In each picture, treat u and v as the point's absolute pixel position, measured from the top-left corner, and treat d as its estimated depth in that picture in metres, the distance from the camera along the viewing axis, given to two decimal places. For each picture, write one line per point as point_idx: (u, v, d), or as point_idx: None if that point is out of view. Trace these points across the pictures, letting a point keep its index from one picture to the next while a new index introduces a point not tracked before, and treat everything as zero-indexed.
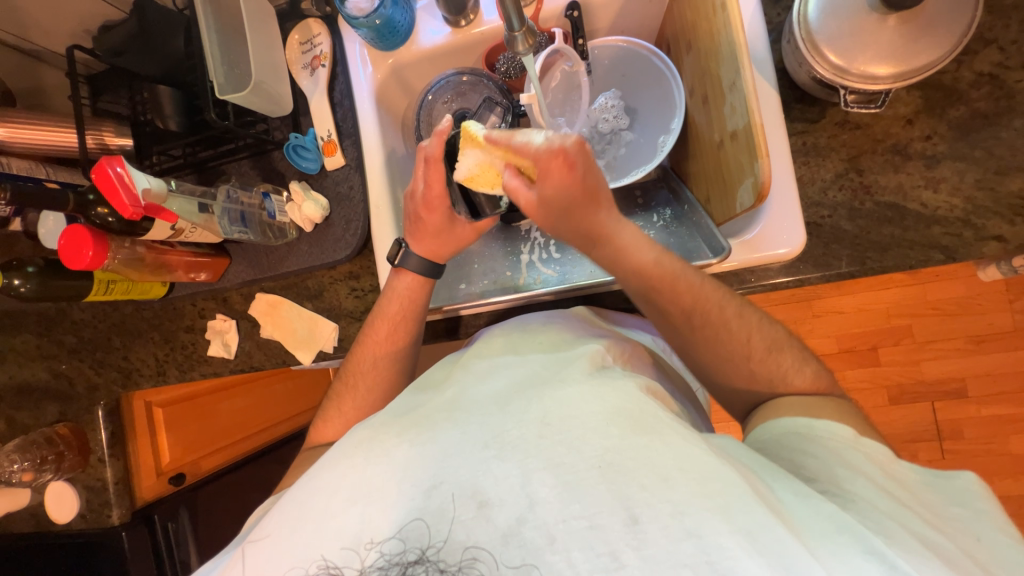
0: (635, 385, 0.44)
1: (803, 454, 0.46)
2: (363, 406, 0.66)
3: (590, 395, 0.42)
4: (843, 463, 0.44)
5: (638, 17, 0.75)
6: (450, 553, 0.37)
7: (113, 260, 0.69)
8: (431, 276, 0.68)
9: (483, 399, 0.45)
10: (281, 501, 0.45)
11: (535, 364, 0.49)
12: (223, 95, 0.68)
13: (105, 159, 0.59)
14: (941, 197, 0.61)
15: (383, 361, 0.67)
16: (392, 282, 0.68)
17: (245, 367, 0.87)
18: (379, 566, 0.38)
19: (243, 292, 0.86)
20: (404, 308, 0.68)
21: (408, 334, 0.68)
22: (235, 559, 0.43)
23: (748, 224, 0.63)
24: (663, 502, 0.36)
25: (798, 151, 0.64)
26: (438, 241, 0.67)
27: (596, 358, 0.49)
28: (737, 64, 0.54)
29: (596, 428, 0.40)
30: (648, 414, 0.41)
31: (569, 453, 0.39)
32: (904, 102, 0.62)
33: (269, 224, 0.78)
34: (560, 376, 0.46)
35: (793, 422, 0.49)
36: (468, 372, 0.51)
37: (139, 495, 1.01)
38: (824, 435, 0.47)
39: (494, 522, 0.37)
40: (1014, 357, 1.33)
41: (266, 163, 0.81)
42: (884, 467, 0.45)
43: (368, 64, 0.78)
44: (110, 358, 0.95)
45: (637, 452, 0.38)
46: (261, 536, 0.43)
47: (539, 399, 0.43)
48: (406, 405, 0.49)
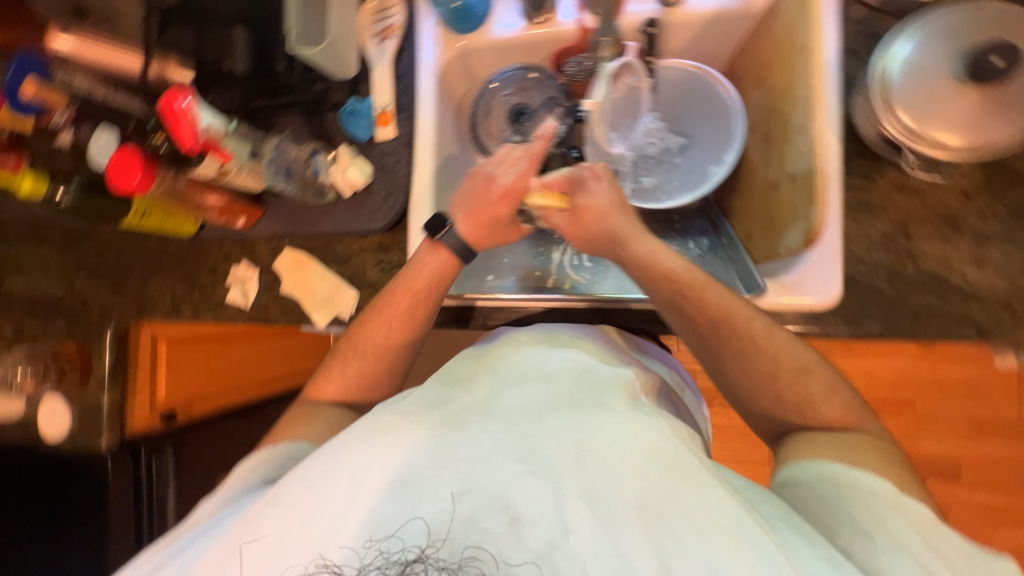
0: (664, 422, 0.46)
1: (839, 510, 0.45)
2: (369, 369, 0.67)
3: (631, 429, 0.43)
4: (884, 529, 0.43)
5: (710, 46, 0.76)
6: (450, 551, 0.36)
7: (157, 190, 0.71)
8: (460, 258, 0.68)
9: (516, 408, 0.44)
10: (292, 474, 0.44)
11: (568, 383, 0.49)
12: (295, 48, 0.70)
13: (175, 89, 0.62)
14: (986, 276, 0.60)
15: (396, 332, 0.67)
16: (421, 256, 0.68)
17: (259, 318, 0.87)
18: (379, 565, 0.37)
19: (271, 246, 0.87)
20: (428, 284, 0.67)
21: (425, 310, 0.67)
22: (240, 531, 0.42)
23: (787, 267, 0.63)
24: (698, 558, 0.36)
25: (850, 205, 0.64)
26: (485, 227, 0.67)
27: (628, 391, 0.50)
28: (811, 113, 0.59)
29: (635, 466, 0.40)
30: (684, 458, 0.41)
31: (607, 487, 0.38)
32: (965, 176, 0.61)
33: (310, 182, 0.80)
34: (596, 402, 0.46)
35: (828, 469, 0.49)
36: (494, 376, 0.51)
37: (130, 427, 1.02)
38: (864, 491, 0.46)
39: (525, 544, 0.36)
40: (1013, 449, 1.32)
41: (317, 122, 0.82)
42: (926, 537, 0.43)
43: (437, 44, 0.79)
44: (128, 286, 0.96)
45: (671, 498, 0.38)
46: (267, 511, 0.41)
47: (575, 420, 0.43)
48: (433, 397, 0.48)
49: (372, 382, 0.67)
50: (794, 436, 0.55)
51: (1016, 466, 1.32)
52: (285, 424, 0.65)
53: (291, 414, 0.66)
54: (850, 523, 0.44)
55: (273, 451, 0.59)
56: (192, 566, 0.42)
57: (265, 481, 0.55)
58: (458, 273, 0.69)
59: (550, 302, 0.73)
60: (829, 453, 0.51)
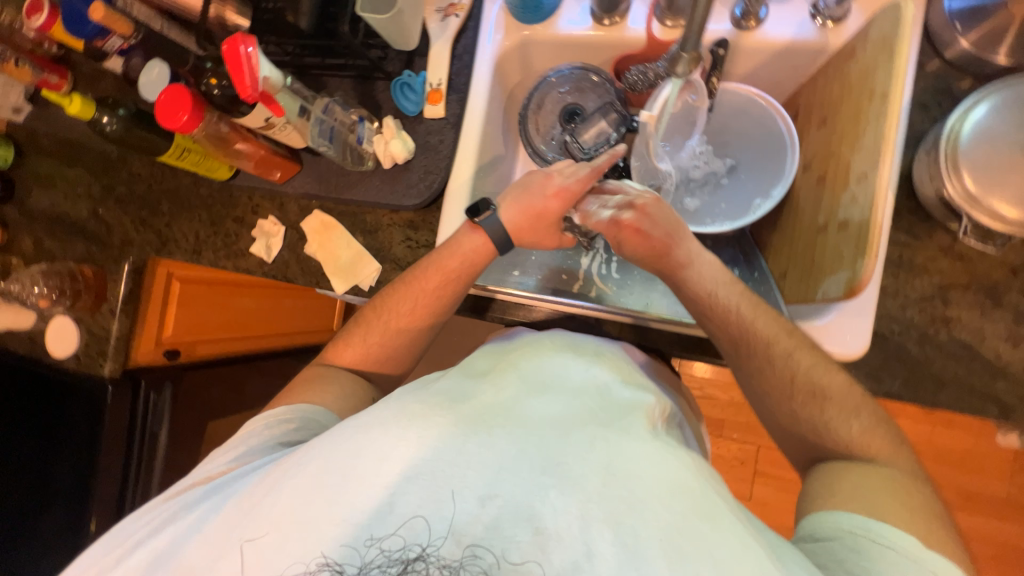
0: (688, 456, 0.46)
1: (861, 568, 0.42)
2: (388, 339, 0.68)
3: (656, 460, 0.43)
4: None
5: (774, 76, 0.74)
6: (451, 549, 0.39)
7: (201, 132, 0.69)
8: (499, 248, 0.68)
9: (543, 418, 0.47)
10: (305, 450, 0.46)
11: (592, 400, 0.50)
12: (362, 11, 0.69)
13: (240, 35, 0.59)
14: (1018, 355, 0.59)
15: (422, 308, 0.68)
16: (460, 238, 0.68)
17: (278, 275, 0.87)
18: (378, 563, 0.39)
19: (301, 205, 0.87)
20: (461, 267, 0.67)
21: (452, 294, 0.68)
22: (247, 509, 0.44)
23: (820, 311, 0.62)
24: None
25: (892, 261, 0.63)
26: (528, 219, 0.69)
27: (648, 419, 0.50)
28: (876, 158, 0.53)
29: (663, 499, 0.40)
30: (709, 498, 0.42)
31: (631, 515, 0.39)
32: (1016, 251, 0.60)
33: (352, 148, 0.78)
34: (623, 425, 0.47)
35: (854, 524, 0.45)
36: (519, 380, 0.52)
37: (133, 357, 1.02)
38: (883, 546, 0.43)
39: (546, 555, 0.38)
40: (998, 527, 1.32)
41: (367, 89, 0.82)
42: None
43: (500, 30, 0.78)
44: (153, 221, 0.96)
45: (698, 540, 0.38)
46: (285, 485, 0.44)
47: (599, 441, 0.44)
48: (459, 392, 0.50)
49: (389, 351, 0.69)
50: (819, 476, 0.52)
51: (998, 543, 1.32)
52: (299, 385, 0.66)
53: (307, 374, 0.68)
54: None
55: (285, 411, 0.60)
56: (199, 531, 0.45)
57: (279, 443, 0.56)
58: (491, 260, 0.69)
59: (573, 308, 0.73)
60: (852, 500, 0.48)
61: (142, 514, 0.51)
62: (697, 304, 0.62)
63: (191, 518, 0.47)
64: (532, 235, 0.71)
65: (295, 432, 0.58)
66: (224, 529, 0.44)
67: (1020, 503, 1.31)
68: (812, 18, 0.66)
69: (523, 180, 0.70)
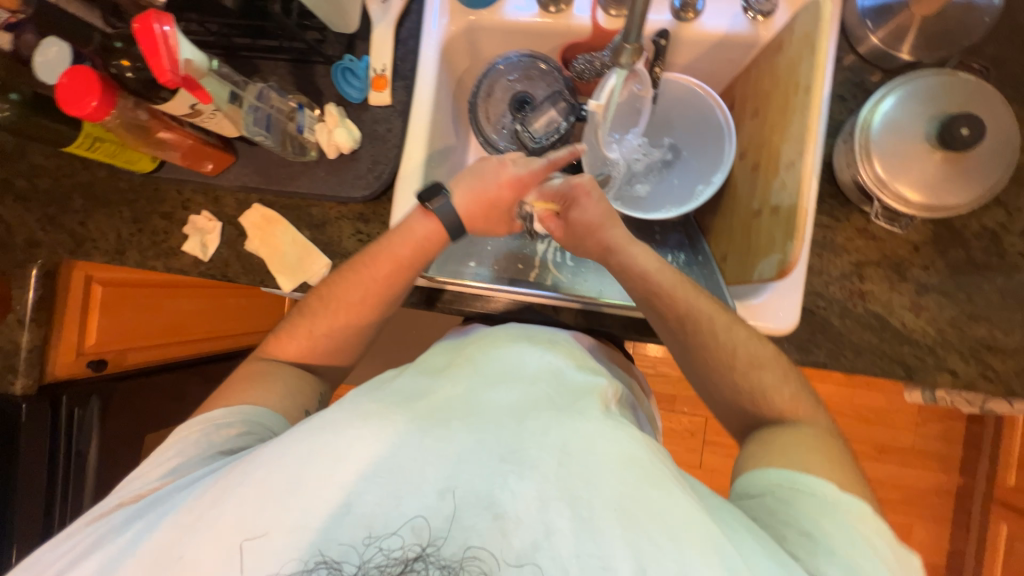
0: (637, 430, 0.49)
1: (783, 512, 0.47)
2: (339, 330, 0.68)
3: (605, 436, 0.46)
4: (825, 533, 0.44)
5: (712, 67, 0.77)
6: (450, 551, 0.39)
7: (114, 120, 0.62)
8: (449, 234, 0.67)
9: (498, 408, 0.48)
10: (257, 457, 0.45)
11: (547, 387, 0.52)
12: None
13: (153, 11, 0.53)
14: (920, 322, 0.67)
15: (371, 296, 0.67)
16: (408, 221, 0.67)
17: (216, 274, 0.81)
18: (378, 563, 0.39)
19: (239, 198, 0.81)
20: (410, 253, 0.66)
21: (401, 280, 0.67)
22: (233, 515, 0.41)
23: (754, 291, 0.66)
24: (669, 561, 0.38)
25: (817, 242, 0.69)
26: (479, 207, 0.68)
27: (602, 399, 0.52)
28: (801, 147, 0.57)
29: (614, 472, 0.42)
30: (656, 467, 0.44)
31: (586, 489, 0.41)
32: (917, 230, 0.67)
33: (292, 137, 0.74)
34: (575, 407, 0.49)
35: (777, 475, 0.50)
36: (477, 372, 0.54)
37: (51, 371, 0.93)
38: (804, 491, 0.48)
39: (509, 538, 0.39)
40: (905, 472, 1.51)
41: (306, 75, 0.77)
42: (866, 544, 0.44)
43: (445, 15, 0.76)
44: (64, 218, 0.86)
45: (649, 504, 0.41)
46: (234, 493, 0.42)
47: (555, 425, 0.46)
48: (412, 390, 0.51)
49: (336, 341, 0.68)
50: (753, 443, 0.57)
51: (905, 486, 1.52)
52: (241, 381, 0.64)
53: (248, 369, 0.66)
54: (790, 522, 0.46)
55: (224, 414, 0.58)
56: (136, 550, 0.43)
57: (220, 452, 0.54)
58: (444, 247, 0.69)
59: (528, 297, 0.74)
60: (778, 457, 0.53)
61: (71, 536, 0.48)
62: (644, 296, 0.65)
63: (134, 536, 0.44)
64: (485, 223, 0.70)
65: (238, 438, 0.56)
66: (217, 532, 0.41)
67: (922, 450, 1.51)
68: (744, 12, 0.69)
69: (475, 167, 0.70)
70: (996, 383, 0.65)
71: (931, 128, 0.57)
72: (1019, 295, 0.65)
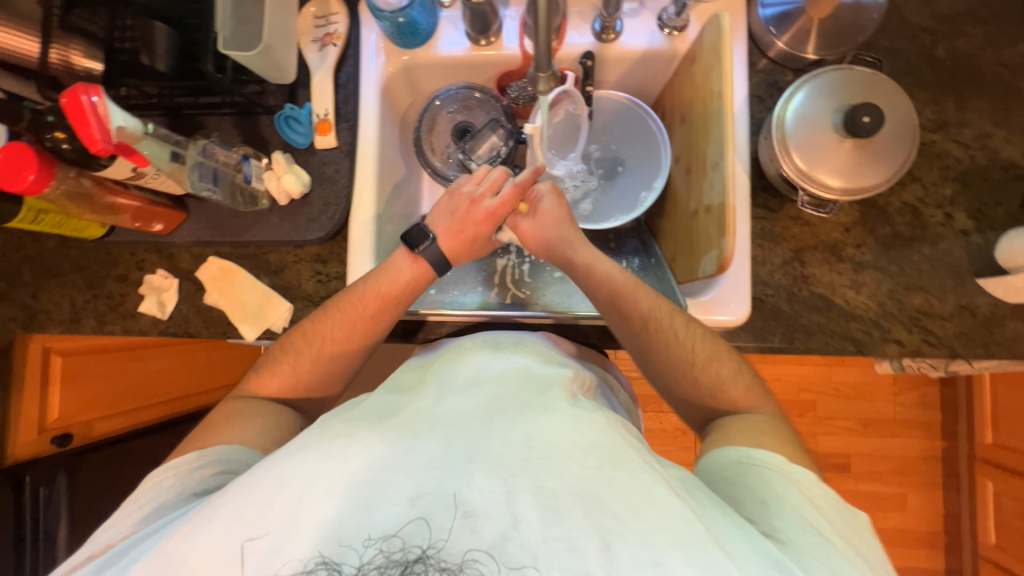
0: (602, 418, 0.50)
1: (743, 487, 0.51)
2: (319, 366, 0.67)
3: (570, 426, 0.47)
4: (778, 500, 0.48)
5: (640, 80, 0.82)
6: (451, 553, 0.40)
7: (55, 190, 0.63)
8: (436, 271, 0.70)
9: (460, 415, 0.49)
10: (227, 491, 0.46)
11: (514, 385, 0.54)
12: (226, 50, 0.66)
13: (80, 84, 0.54)
14: (861, 298, 0.70)
15: (355, 330, 0.67)
16: (395, 259, 0.69)
17: (177, 331, 0.80)
18: (377, 563, 0.40)
19: (194, 252, 0.81)
20: (398, 288, 0.68)
21: (390, 314, 0.68)
22: (231, 518, 0.43)
23: (705, 288, 0.70)
24: (632, 534, 0.40)
25: (756, 234, 0.72)
26: (460, 242, 0.70)
27: (567, 389, 0.54)
28: (722, 150, 0.61)
29: (577, 457, 0.44)
30: (619, 450, 0.46)
31: (552, 479, 0.43)
32: (845, 212, 0.71)
33: (241, 188, 0.75)
34: (540, 401, 0.51)
35: (735, 453, 0.54)
36: (439, 388, 0.54)
37: (10, 453, 0.91)
38: (761, 465, 0.52)
39: (478, 533, 0.40)
40: (891, 443, 1.55)
41: (250, 126, 0.78)
42: (809, 503, 0.48)
43: (381, 56, 0.79)
44: (14, 293, 0.84)
45: (611, 484, 0.43)
46: (202, 525, 0.43)
47: (521, 422, 0.47)
48: (386, 406, 0.53)
49: (314, 375, 0.68)
50: (715, 431, 0.60)
51: (893, 456, 1.56)
52: (221, 420, 0.62)
53: (227, 409, 0.64)
54: (750, 495, 0.49)
55: (198, 458, 0.56)
56: None
57: (194, 494, 0.53)
58: (429, 283, 0.71)
59: (493, 317, 0.75)
60: (740, 437, 0.56)
61: None
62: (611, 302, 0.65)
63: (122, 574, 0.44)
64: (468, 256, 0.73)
65: (216, 478, 0.55)
66: (212, 552, 0.42)
67: (905, 419, 1.55)
68: (660, 29, 0.74)
69: (447, 202, 0.71)
70: (939, 347, 0.69)
71: (838, 118, 0.62)
72: (946, 262, 0.70)
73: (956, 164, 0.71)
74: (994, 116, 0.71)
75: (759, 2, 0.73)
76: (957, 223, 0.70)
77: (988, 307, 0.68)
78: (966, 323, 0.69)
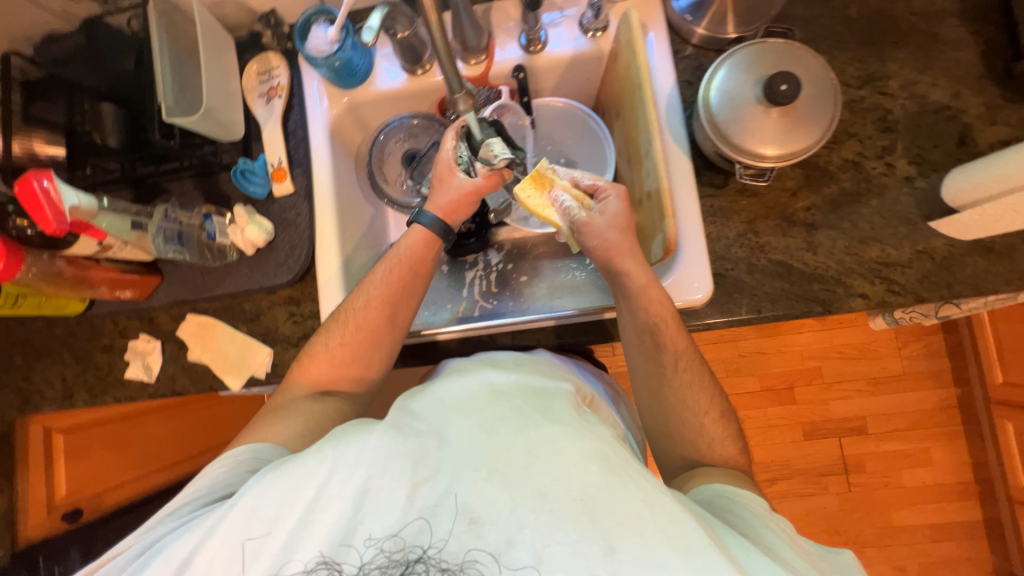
0: (605, 430, 0.50)
1: (735, 512, 0.52)
2: (364, 345, 0.67)
3: (573, 435, 0.47)
4: (767, 524, 0.51)
5: (577, 85, 0.85)
6: (451, 554, 0.43)
7: (27, 274, 0.66)
8: (438, 235, 0.72)
9: (461, 430, 0.49)
10: (246, 486, 0.49)
11: (513, 391, 0.53)
12: (170, 117, 0.70)
13: (31, 171, 0.58)
14: (820, 259, 0.71)
15: (378, 299, 0.68)
16: (405, 234, 0.72)
17: (166, 392, 0.82)
18: (378, 563, 0.44)
19: (173, 313, 0.83)
20: (414, 256, 0.70)
21: (412, 281, 0.70)
22: (247, 517, 0.46)
23: (664, 272, 0.71)
24: (635, 537, 0.41)
25: (707, 212, 0.74)
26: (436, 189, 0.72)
27: (572, 400, 0.55)
28: (650, 135, 0.64)
29: (578, 465, 0.45)
30: (622, 458, 0.46)
31: (556, 486, 0.44)
32: (789, 177, 0.73)
33: (208, 245, 0.77)
34: (547, 411, 0.50)
35: (722, 486, 0.56)
36: (435, 402, 0.54)
37: (22, 534, 0.94)
38: (746, 497, 0.54)
39: (483, 538, 0.43)
40: (905, 398, 1.53)
41: (211, 184, 0.81)
42: (792, 538, 0.50)
43: (324, 98, 0.82)
44: (7, 378, 0.86)
45: (614, 493, 0.43)
46: (214, 533, 0.46)
47: (523, 434, 0.47)
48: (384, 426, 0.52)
49: (353, 355, 0.67)
50: (699, 470, 0.61)
51: (909, 411, 1.53)
52: (262, 417, 0.64)
53: (273, 402, 0.66)
54: (741, 518, 0.51)
55: (246, 453, 0.58)
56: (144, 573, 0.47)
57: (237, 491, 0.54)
58: (439, 249, 0.73)
59: (468, 331, 0.76)
60: (721, 476, 0.59)
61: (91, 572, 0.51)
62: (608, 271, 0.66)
63: (154, 566, 0.47)
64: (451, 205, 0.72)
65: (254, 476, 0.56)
66: (219, 546, 0.46)
67: (914, 371, 1.53)
68: (583, 33, 0.77)
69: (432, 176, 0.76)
70: (904, 295, 0.69)
71: (759, 90, 0.64)
72: (896, 210, 0.71)
73: (888, 115, 0.72)
74: (917, 64, 0.72)
75: None
76: (900, 171, 0.71)
77: (945, 248, 0.69)
78: (926, 267, 0.69)
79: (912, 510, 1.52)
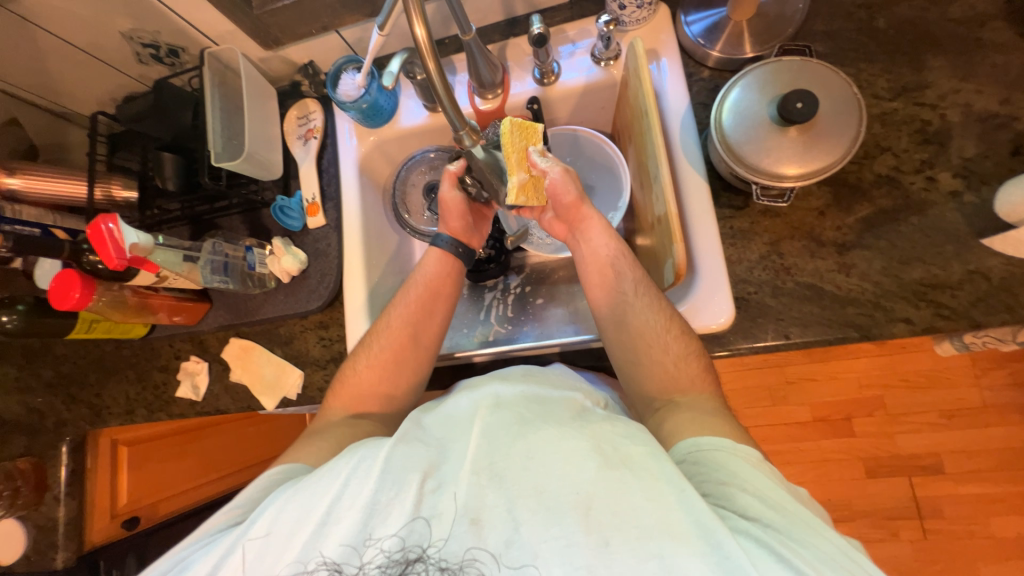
0: (607, 424, 0.49)
1: (702, 476, 0.47)
2: (388, 363, 0.69)
3: (569, 434, 0.47)
4: (737, 475, 0.45)
5: (593, 115, 0.87)
6: (449, 553, 0.43)
7: (98, 302, 0.75)
8: (456, 254, 0.76)
9: (463, 440, 0.50)
10: (269, 500, 0.51)
11: (516, 401, 0.53)
12: (219, 162, 0.79)
13: (101, 215, 0.66)
14: (853, 281, 0.66)
15: (404, 317, 0.71)
16: (423, 259, 0.77)
17: (211, 409, 0.89)
18: (379, 563, 0.44)
19: (220, 336, 0.91)
20: (439, 279, 0.75)
21: (434, 301, 0.73)
22: (268, 528, 0.48)
23: (680, 297, 0.69)
24: (631, 527, 0.40)
25: (726, 234, 0.71)
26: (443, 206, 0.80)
27: (575, 405, 0.54)
28: (658, 162, 0.64)
29: (576, 462, 0.44)
30: (620, 450, 0.45)
31: (552, 483, 0.44)
32: (816, 196, 0.69)
33: (248, 275, 0.85)
34: (545, 415, 0.50)
35: (681, 449, 0.50)
36: (442, 415, 0.54)
37: (88, 539, 1.00)
38: (710, 447, 0.49)
39: (482, 539, 0.43)
40: (988, 434, 1.36)
41: (254, 219, 0.90)
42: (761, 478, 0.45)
43: (354, 137, 0.89)
44: (82, 395, 0.96)
45: (612, 488, 0.42)
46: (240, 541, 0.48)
47: (521, 440, 0.47)
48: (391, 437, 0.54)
49: (382, 372, 0.69)
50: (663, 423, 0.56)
51: (995, 449, 1.35)
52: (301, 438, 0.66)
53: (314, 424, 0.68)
54: (709, 480, 0.46)
55: (280, 474, 0.59)
56: None
57: None
58: (459, 268, 0.77)
59: (484, 355, 0.77)
60: (684, 427, 0.53)
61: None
62: (609, 284, 0.66)
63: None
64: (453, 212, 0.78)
65: None
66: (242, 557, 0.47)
67: (998, 404, 1.36)
68: (596, 63, 0.78)
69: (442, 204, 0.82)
70: (957, 320, 0.63)
71: (773, 110, 0.62)
72: (941, 227, 0.65)
73: (926, 127, 0.67)
74: (957, 73, 0.68)
75: (683, 20, 0.75)
76: (944, 185, 0.66)
77: (1003, 269, 0.62)
78: (981, 289, 0.63)
79: (1005, 566, 1.32)
